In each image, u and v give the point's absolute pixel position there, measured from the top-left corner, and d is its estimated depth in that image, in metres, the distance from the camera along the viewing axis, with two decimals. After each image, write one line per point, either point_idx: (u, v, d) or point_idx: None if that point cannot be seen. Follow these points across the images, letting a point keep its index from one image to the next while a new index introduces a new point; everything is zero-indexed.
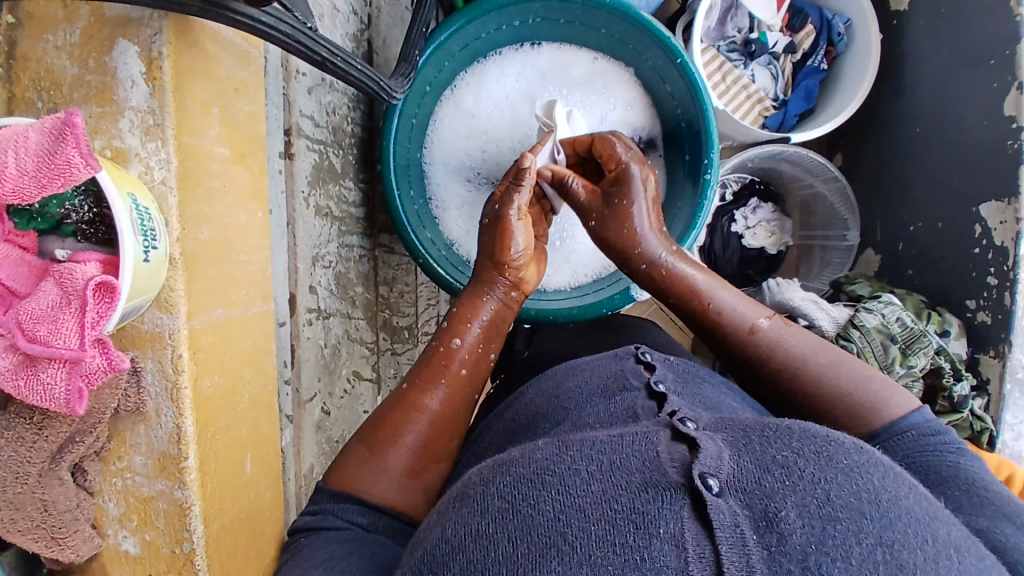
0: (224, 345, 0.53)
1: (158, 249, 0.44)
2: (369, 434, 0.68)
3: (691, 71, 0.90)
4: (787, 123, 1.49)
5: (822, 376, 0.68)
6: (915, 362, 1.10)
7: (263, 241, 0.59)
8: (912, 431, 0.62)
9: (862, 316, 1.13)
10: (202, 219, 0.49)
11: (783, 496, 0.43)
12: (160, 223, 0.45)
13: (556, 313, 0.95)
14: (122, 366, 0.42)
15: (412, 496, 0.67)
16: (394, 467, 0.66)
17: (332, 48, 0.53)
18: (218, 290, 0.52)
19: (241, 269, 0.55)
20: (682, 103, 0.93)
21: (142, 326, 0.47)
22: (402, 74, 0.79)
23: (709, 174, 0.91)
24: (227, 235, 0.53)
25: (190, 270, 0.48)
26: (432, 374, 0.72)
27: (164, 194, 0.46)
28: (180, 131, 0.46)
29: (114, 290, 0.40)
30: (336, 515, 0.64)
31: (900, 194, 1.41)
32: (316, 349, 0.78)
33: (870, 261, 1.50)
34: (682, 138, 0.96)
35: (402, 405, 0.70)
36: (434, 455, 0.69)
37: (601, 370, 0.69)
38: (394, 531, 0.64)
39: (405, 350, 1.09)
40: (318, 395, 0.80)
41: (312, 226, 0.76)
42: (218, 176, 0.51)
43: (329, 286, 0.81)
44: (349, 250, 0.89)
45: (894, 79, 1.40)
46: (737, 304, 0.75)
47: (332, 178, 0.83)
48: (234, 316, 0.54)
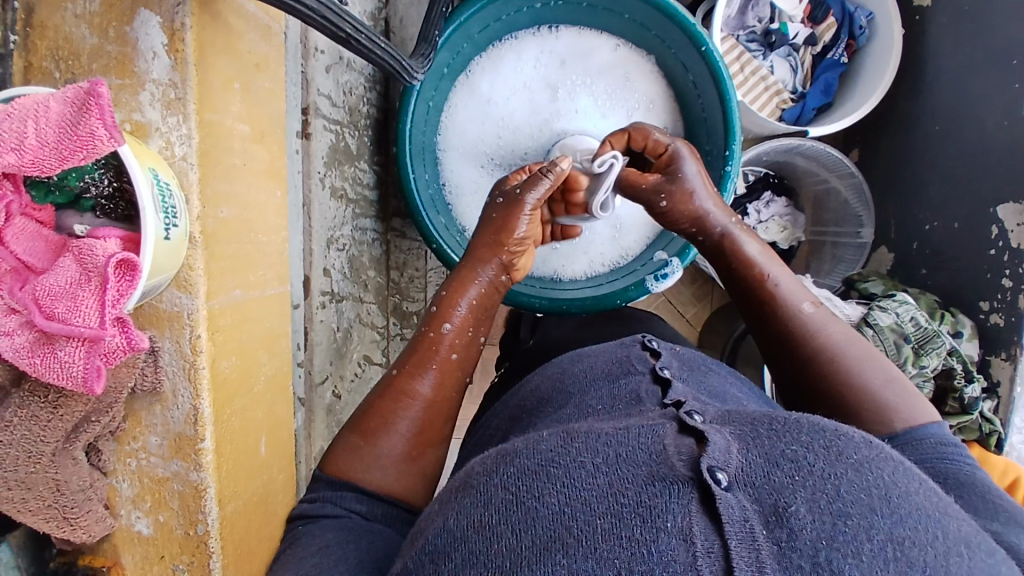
0: (239, 327, 0.52)
1: (178, 224, 0.43)
2: (360, 422, 0.66)
3: (716, 61, 0.88)
4: (806, 117, 1.46)
5: (857, 370, 0.66)
6: (927, 362, 1.09)
7: (281, 221, 0.58)
8: (929, 438, 0.60)
9: (876, 314, 1.11)
10: (222, 197, 0.48)
11: (792, 491, 0.42)
12: (181, 196, 0.44)
13: (572, 304, 0.94)
14: (141, 347, 0.40)
15: (410, 485, 0.66)
16: (390, 454, 0.65)
17: (355, 25, 0.51)
18: (236, 271, 0.51)
19: (259, 249, 0.54)
20: (704, 94, 0.92)
21: (161, 305, 0.46)
22: (421, 56, 0.77)
23: (730, 165, 0.90)
24: (245, 214, 0.51)
25: (209, 249, 0.47)
26: (418, 361, 0.70)
27: (185, 170, 0.45)
28: (202, 106, 0.45)
29: (136, 268, 0.39)
30: (334, 503, 0.63)
31: (917, 192, 1.39)
32: (328, 333, 0.77)
33: (882, 259, 1.49)
34: (702, 129, 0.94)
35: (391, 392, 0.68)
36: (431, 441, 0.68)
37: (606, 356, 0.67)
38: (393, 519, 0.63)
39: (414, 336, 1.09)
40: (329, 378, 0.79)
41: (326, 208, 0.75)
42: (239, 153, 0.50)
43: (343, 269, 0.81)
44: (362, 233, 0.89)
45: (915, 76, 1.37)
46: (789, 285, 0.74)
47: (348, 160, 0.82)
48: (251, 297, 0.54)
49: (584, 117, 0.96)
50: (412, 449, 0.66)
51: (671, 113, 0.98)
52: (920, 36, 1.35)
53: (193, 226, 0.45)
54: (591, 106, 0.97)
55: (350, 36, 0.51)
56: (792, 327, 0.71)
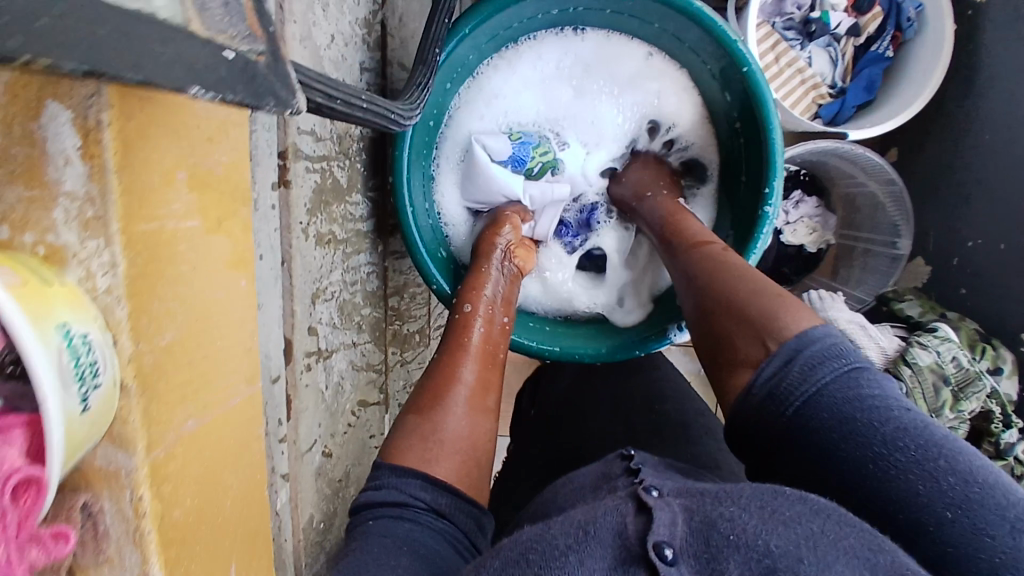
0: (195, 462, 0.43)
1: (102, 378, 0.34)
2: (417, 403, 0.69)
3: (759, 83, 0.75)
4: (844, 115, 1.31)
5: (761, 314, 0.61)
6: (966, 406, 1.01)
7: (246, 313, 0.47)
8: (819, 352, 0.56)
9: (916, 352, 1.03)
10: (166, 320, 0.39)
11: (727, 555, 0.44)
12: (102, 342, 0.34)
13: (580, 351, 0.84)
14: (65, 553, 0.32)
15: (470, 473, 0.65)
16: (445, 438, 0.66)
17: (326, 90, 0.42)
18: (188, 398, 0.41)
19: (219, 358, 0.45)
20: (744, 118, 0.79)
21: (93, 463, 0.37)
22: (417, 84, 0.66)
23: (770, 206, 0.76)
24: (199, 326, 0.42)
25: (146, 393, 0.37)
26: (458, 342, 0.73)
27: (111, 305, 0.35)
28: (129, 220, 0.35)
29: (42, 482, 0.30)
30: (400, 490, 0.61)
31: (960, 202, 1.27)
32: (316, 395, 0.70)
33: (918, 271, 1.35)
34: (740, 157, 0.82)
35: (438, 370, 0.71)
36: (483, 414, 0.69)
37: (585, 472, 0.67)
38: (457, 511, 0.62)
39: (415, 355, 1.06)
40: (319, 441, 0.73)
41: (312, 259, 0.67)
42: (188, 258, 0.40)
43: (332, 320, 0.73)
44: (355, 272, 0.80)
45: (967, 74, 1.23)
46: (722, 250, 0.71)
47: (337, 198, 0.72)
48: (212, 420, 0.45)
49: (594, 132, 0.88)
50: (468, 427, 0.67)
51: (703, 137, 0.86)
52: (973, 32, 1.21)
53: (124, 371, 0.36)
54: (604, 120, 0.88)
55: (320, 105, 0.41)
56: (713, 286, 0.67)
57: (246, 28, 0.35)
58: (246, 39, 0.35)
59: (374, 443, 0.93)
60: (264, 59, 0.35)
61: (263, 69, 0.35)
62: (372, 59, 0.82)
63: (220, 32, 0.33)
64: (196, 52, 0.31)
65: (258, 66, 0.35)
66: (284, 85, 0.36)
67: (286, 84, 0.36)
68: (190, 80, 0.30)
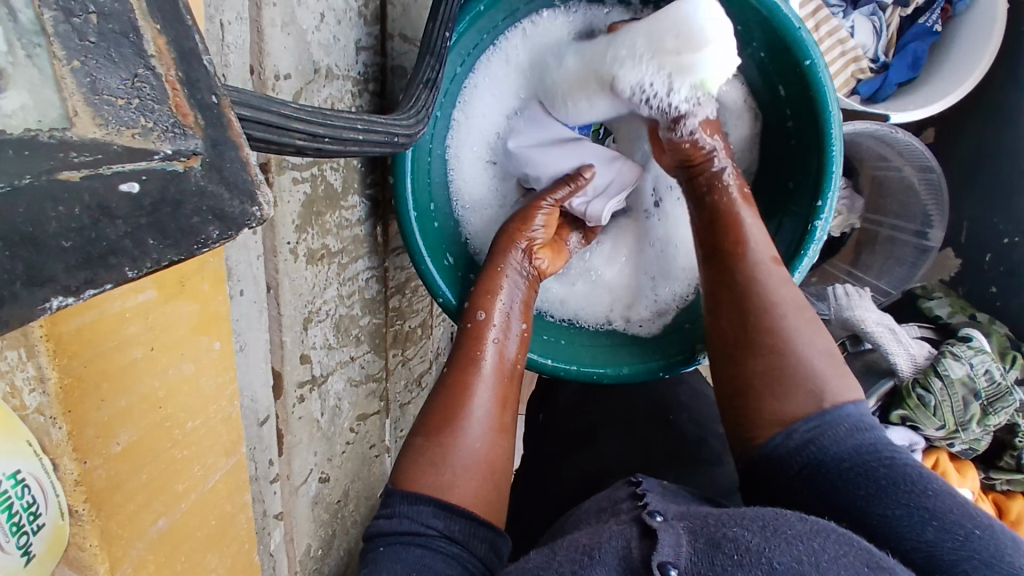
0: (182, 548, 0.44)
1: (42, 517, 0.32)
2: (428, 423, 0.58)
3: (820, 79, 0.65)
4: (883, 95, 1.17)
5: (806, 362, 0.57)
6: (994, 421, 0.96)
7: (220, 384, 0.44)
8: (845, 422, 0.53)
9: (948, 364, 0.97)
10: (115, 426, 0.37)
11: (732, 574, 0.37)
12: (40, 474, 0.32)
13: (599, 373, 0.78)
14: None
15: (489, 499, 0.56)
16: (462, 462, 0.56)
17: (309, 128, 0.36)
18: (152, 499, 0.40)
19: (187, 446, 0.43)
20: (799, 116, 0.70)
21: None
22: (425, 81, 0.56)
23: (821, 219, 0.69)
24: (164, 409, 0.40)
25: (96, 509, 0.36)
26: (472, 354, 0.62)
27: (46, 426, 0.32)
28: (54, 327, 0.32)
29: None
30: (411, 518, 0.52)
31: (1004, 194, 1.16)
32: (311, 426, 0.65)
33: (947, 264, 1.27)
34: (789, 159, 0.73)
35: (446, 388, 0.60)
36: (501, 434, 0.60)
37: (597, 496, 0.60)
38: (472, 537, 0.53)
39: (417, 351, 0.98)
40: (314, 471, 0.69)
41: (301, 281, 0.59)
42: (141, 341, 0.37)
43: (327, 342, 0.66)
44: (353, 282, 0.72)
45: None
46: (773, 268, 0.63)
47: (330, 205, 0.63)
48: (187, 510, 0.44)
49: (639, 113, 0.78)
50: (487, 450, 0.58)
51: (756, 127, 0.76)
52: None
53: (72, 494, 0.34)
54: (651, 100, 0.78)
55: (302, 149, 0.35)
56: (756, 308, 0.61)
57: (169, 113, 0.25)
58: (172, 137, 0.25)
59: (375, 452, 0.88)
60: (199, 162, 0.26)
61: (196, 183, 0.26)
62: (371, 34, 0.68)
63: (120, 133, 0.24)
64: (68, 211, 0.22)
65: (188, 180, 0.26)
66: (234, 195, 0.27)
67: (234, 191, 0.27)
68: (51, 287, 0.22)
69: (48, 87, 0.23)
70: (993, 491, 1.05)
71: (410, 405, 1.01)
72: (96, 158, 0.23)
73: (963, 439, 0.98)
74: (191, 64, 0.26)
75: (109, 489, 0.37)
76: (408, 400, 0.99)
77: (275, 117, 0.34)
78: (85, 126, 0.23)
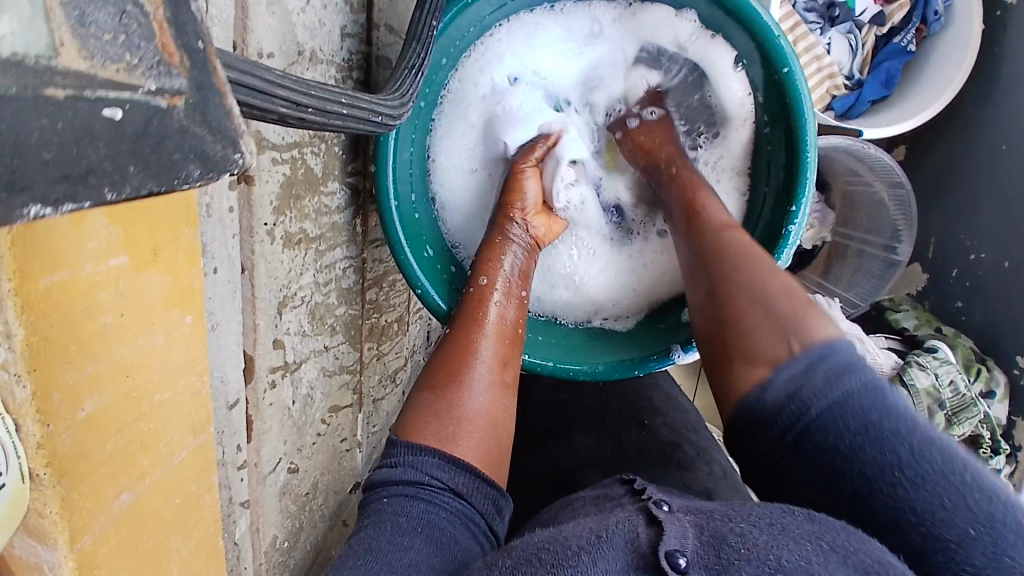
0: (144, 526, 0.43)
1: (3, 478, 0.32)
2: (431, 379, 0.65)
3: (796, 86, 0.66)
4: (858, 110, 1.21)
5: (768, 309, 0.57)
6: (959, 431, 1.01)
7: (191, 360, 0.43)
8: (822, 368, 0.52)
9: (914, 374, 1.02)
10: (84, 393, 0.36)
11: (740, 568, 0.41)
12: (1, 435, 0.32)
13: (575, 372, 0.78)
14: None
15: (490, 454, 0.63)
16: (466, 415, 0.63)
17: (292, 96, 0.36)
18: (117, 472, 0.40)
19: (158, 420, 0.42)
20: (775, 122, 0.71)
21: (13, 554, 0.36)
22: (410, 67, 0.56)
23: (794, 224, 0.70)
24: (133, 380, 0.39)
25: (57, 475, 0.35)
26: (474, 316, 0.69)
27: (10, 384, 0.32)
28: (25, 281, 0.31)
29: None
30: (415, 468, 0.59)
31: (968, 212, 1.22)
32: (281, 414, 0.64)
33: (914, 277, 1.31)
34: (764, 165, 0.74)
35: (453, 348, 0.66)
36: (503, 392, 0.66)
37: (589, 494, 0.65)
38: (476, 492, 0.60)
39: (391, 345, 0.97)
40: (283, 460, 0.67)
41: (278, 265, 0.58)
42: (113, 307, 0.36)
43: (302, 329, 0.65)
44: (330, 270, 0.71)
45: (987, 80, 1.16)
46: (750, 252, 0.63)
47: (309, 189, 0.62)
48: (151, 487, 0.43)
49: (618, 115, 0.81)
50: (488, 405, 0.65)
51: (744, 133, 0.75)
52: (998, 33, 1.14)
53: (32, 458, 0.34)
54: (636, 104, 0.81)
55: (284, 117, 0.36)
56: (735, 299, 0.60)
57: (155, 51, 0.26)
58: (157, 75, 0.26)
59: (346, 446, 0.87)
60: (182, 103, 0.27)
61: (178, 122, 0.27)
62: (356, 22, 0.68)
63: (104, 66, 0.25)
64: (50, 125, 0.23)
65: (171, 117, 0.27)
66: (217, 139, 0.28)
67: (217, 135, 0.28)
68: (28, 195, 0.23)
69: (37, 19, 0.23)
70: None
71: (384, 400, 1.00)
72: (80, 83, 0.24)
73: None
74: (180, 9, 0.27)
75: (73, 458, 0.36)
76: (381, 395, 0.98)
77: (260, 82, 0.34)
78: (70, 57, 0.24)
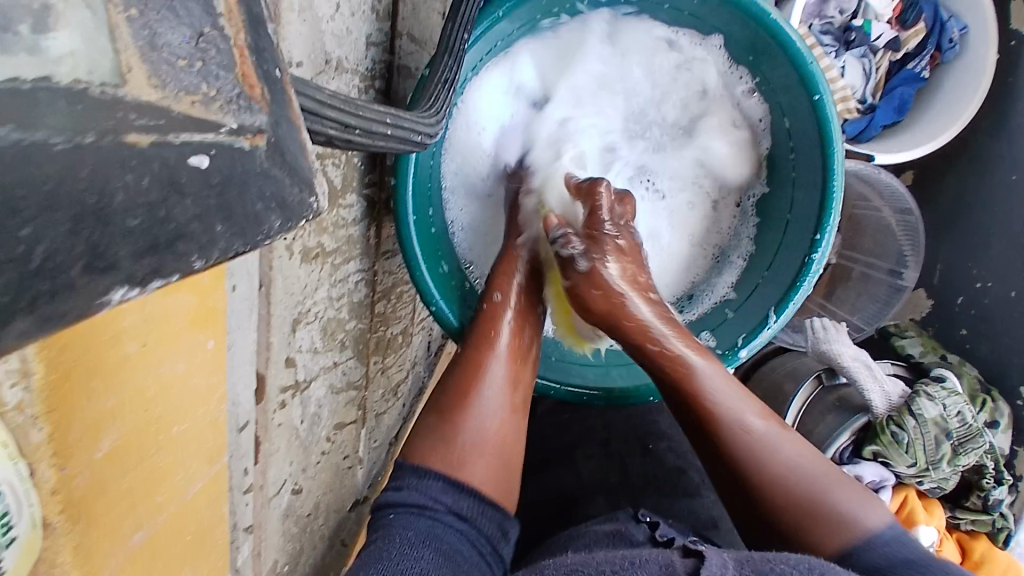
0: (157, 565, 0.41)
1: (14, 530, 0.29)
2: (441, 404, 0.64)
3: (828, 116, 0.66)
4: (868, 134, 1.21)
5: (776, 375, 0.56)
6: (964, 462, 0.99)
7: (210, 386, 0.41)
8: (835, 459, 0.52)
9: (922, 403, 1.01)
10: (102, 427, 0.34)
11: None
12: (15, 482, 0.29)
13: (589, 396, 0.79)
14: None
15: (501, 480, 0.62)
16: (474, 442, 0.62)
17: (341, 118, 0.35)
18: (131, 509, 0.37)
19: (173, 451, 0.40)
20: (801, 149, 0.71)
21: None
22: (442, 82, 0.54)
23: (816, 253, 0.69)
24: (152, 411, 0.37)
25: (70, 519, 0.33)
26: (485, 335, 0.68)
27: (26, 427, 0.29)
28: None
29: None
30: (420, 492, 0.58)
31: (975, 241, 1.22)
32: (289, 434, 0.62)
33: (918, 303, 1.29)
34: (787, 191, 0.74)
35: (463, 365, 0.66)
36: (514, 413, 0.65)
37: (599, 531, 0.64)
38: (479, 515, 0.59)
39: (396, 359, 0.94)
40: (288, 481, 0.65)
41: (295, 280, 0.55)
42: (138, 334, 0.34)
43: (314, 346, 0.63)
44: (343, 284, 0.69)
45: (997, 112, 1.17)
46: (718, 380, 0.63)
47: (328, 202, 0.60)
48: (165, 522, 0.40)
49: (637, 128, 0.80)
50: (497, 431, 0.63)
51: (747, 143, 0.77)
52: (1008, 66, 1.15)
53: (48, 504, 0.31)
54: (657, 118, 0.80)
55: (331, 140, 0.34)
56: (741, 459, 0.59)
57: (234, 82, 0.26)
58: (238, 111, 0.26)
59: (348, 463, 0.84)
60: (264, 141, 0.27)
61: (259, 168, 0.27)
62: (381, 30, 0.66)
63: (178, 98, 0.25)
64: (135, 180, 0.23)
65: (254, 159, 0.27)
66: (294, 183, 0.29)
67: (295, 178, 0.29)
68: (115, 278, 0.22)
69: (100, 34, 0.23)
70: (957, 530, 1.07)
71: (386, 414, 0.97)
72: (159, 123, 0.24)
73: (932, 478, 1.00)
74: (261, 33, 0.28)
75: (88, 498, 0.34)
76: (383, 409, 0.95)
77: (308, 103, 0.32)
78: (137, 85, 0.24)
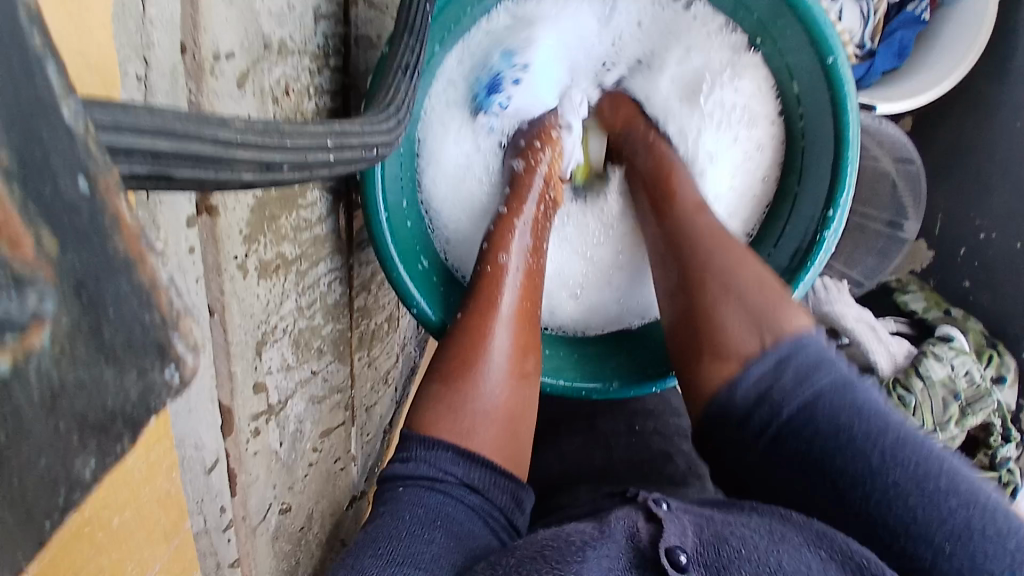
0: None
1: None
2: (442, 370, 0.59)
3: (842, 79, 0.61)
4: (868, 81, 1.13)
5: (746, 308, 0.56)
6: (971, 421, 0.99)
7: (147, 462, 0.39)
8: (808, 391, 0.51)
9: (930, 364, 0.99)
10: None
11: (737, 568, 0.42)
12: None
13: (589, 391, 0.73)
14: None
15: (507, 446, 0.58)
16: (480, 410, 0.58)
17: (259, 157, 0.31)
18: None
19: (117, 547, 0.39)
20: (811, 115, 0.65)
21: None
22: (402, 68, 0.48)
23: (828, 230, 0.64)
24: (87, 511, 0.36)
25: None
26: (489, 297, 0.63)
27: None
28: None
29: None
30: (430, 464, 0.54)
31: (981, 189, 1.17)
32: (268, 459, 0.58)
33: (919, 254, 1.26)
34: (797, 160, 0.68)
35: (465, 329, 0.61)
36: (521, 380, 0.61)
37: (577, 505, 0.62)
38: (492, 486, 0.55)
39: (381, 348, 0.90)
40: (273, 504, 0.62)
41: (253, 300, 0.50)
42: None
43: (285, 364, 0.58)
44: (313, 289, 0.63)
45: (1006, 51, 1.09)
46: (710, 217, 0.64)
47: (286, 206, 0.54)
48: None
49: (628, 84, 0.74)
50: (505, 396, 0.59)
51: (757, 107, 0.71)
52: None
53: None
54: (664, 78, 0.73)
55: (249, 183, 0.31)
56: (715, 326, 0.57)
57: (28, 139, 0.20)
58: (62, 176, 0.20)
59: (340, 465, 0.81)
60: (49, 335, 0.19)
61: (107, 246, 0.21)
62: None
63: None
64: None
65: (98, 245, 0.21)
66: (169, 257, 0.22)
67: None
68: None
69: None
70: None
71: (378, 405, 0.93)
72: None
73: (939, 438, 0.99)
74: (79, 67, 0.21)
75: None
76: (374, 401, 0.91)
77: (215, 144, 0.29)
78: None
